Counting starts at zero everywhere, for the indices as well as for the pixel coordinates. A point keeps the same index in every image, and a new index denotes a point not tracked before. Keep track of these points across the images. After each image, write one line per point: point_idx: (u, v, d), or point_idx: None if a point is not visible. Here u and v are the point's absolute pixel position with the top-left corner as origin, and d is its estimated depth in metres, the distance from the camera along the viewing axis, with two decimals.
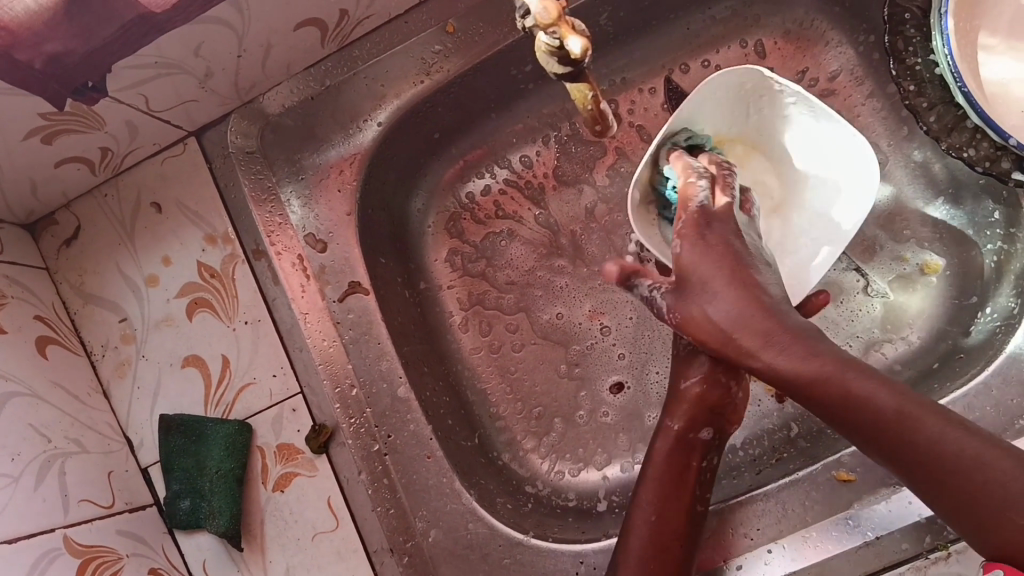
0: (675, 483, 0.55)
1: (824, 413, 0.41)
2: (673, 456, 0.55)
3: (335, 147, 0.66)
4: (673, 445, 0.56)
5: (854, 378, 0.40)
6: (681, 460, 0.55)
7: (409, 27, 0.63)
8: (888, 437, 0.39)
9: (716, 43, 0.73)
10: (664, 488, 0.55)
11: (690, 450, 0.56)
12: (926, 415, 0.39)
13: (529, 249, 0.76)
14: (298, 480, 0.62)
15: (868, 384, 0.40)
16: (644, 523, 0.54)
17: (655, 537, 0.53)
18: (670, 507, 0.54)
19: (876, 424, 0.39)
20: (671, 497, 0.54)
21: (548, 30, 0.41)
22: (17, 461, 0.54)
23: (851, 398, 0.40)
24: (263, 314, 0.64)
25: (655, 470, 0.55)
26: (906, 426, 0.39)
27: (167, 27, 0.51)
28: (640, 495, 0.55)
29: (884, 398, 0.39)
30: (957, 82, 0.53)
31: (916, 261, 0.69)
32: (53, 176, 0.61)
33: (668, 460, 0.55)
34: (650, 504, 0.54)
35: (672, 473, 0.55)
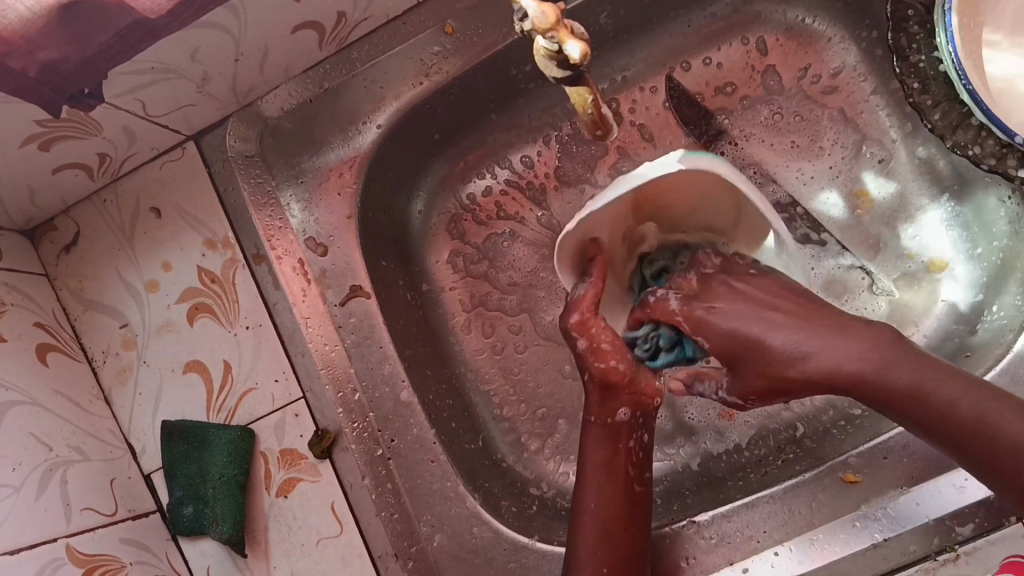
0: (609, 474, 0.56)
1: (950, 428, 0.44)
2: (604, 443, 0.57)
3: (335, 150, 0.65)
4: (602, 432, 0.57)
5: (933, 388, 0.45)
6: (614, 444, 0.57)
7: (408, 28, 0.63)
8: (970, 439, 0.44)
9: (717, 40, 0.72)
10: (606, 481, 0.56)
11: (618, 432, 0.57)
12: (994, 410, 0.43)
13: (532, 249, 0.75)
14: (301, 486, 0.62)
15: (952, 392, 0.44)
16: (590, 520, 0.56)
17: (601, 531, 0.55)
18: (611, 499, 0.56)
19: (959, 428, 0.44)
20: (609, 487, 0.56)
21: (547, 34, 0.40)
22: (19, 471, 0.54)
23: (931, 406, 0.45)
24: (264, 319, 0.63)
25: (592, 465, 0.57)
26: (981, 424, 0.43)
27: (162, 32, 0.50)
28: (582, 492, 0.57)
29: (960, 402, 0.44)
30: (962, 79, 0.53)
31: (922, 258, 0.69)
32: (51, 183, 0.61)
33: (604, 450, 0.57)
34: (593, 500, 0.56)
35: (608, 464, 0.57)
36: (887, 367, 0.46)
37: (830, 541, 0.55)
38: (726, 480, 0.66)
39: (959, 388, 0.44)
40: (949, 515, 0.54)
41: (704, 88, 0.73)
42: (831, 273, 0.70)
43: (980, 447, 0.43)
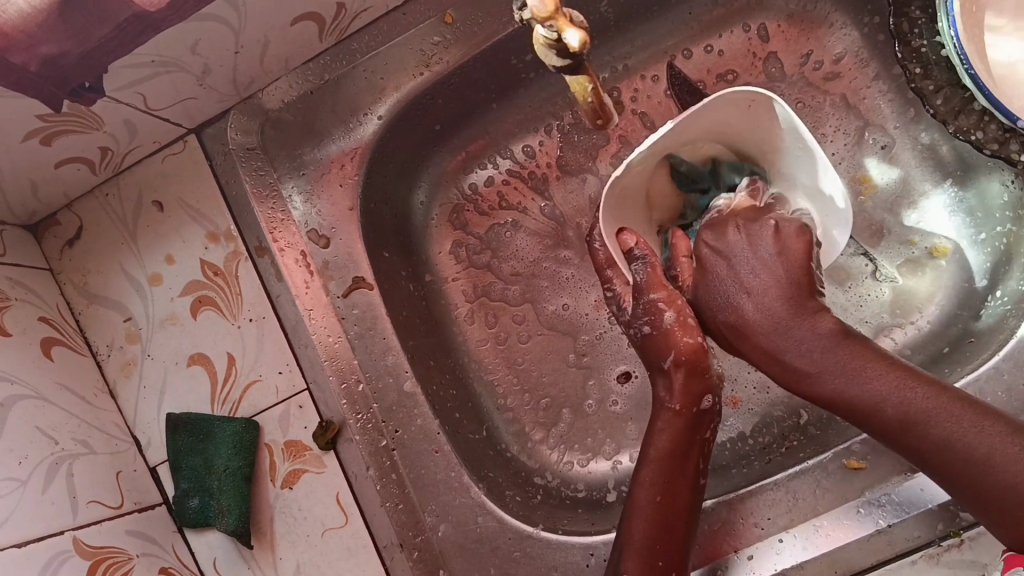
0: (677, 463, 0.52)
1: (884, 427, 0.44)
2: (678, 432, 0.53)
3: (336, 142, 0.65)
4: (679, 420, 0.53)
5: (863, 386, 0.44)
6: (687, 435, 0.53)
7: (408, 18, 0.63)
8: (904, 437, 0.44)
9: (718, 28, 0.72)
10: (671, 467, 0.52)
11: (695, 423, 0.53)
12: (921, 410, 0.43)
13: (534, 239, 0.75)
14: (306, 477, 0.62)
15: (883, 388, 0.44)
16: (647, 504, 0.51)
17: (659, 518, 0.51)
18: (676, 488, 0.52)
19: (892, 426, 0.44)
20: (676, 477, 0.52)
21: (546, 23, 0.40)
22: (25, 465, 0.54)
23: (864, 409, 0.44)
24: (267, 311, 0.63)
25: (659, 452, 0.52)
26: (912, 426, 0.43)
27: (162, 25, 0.50)
28: (643, 476, 0.52)
29: (887, 405, 0.44)
30: (963, 64, 0.52)
31: (925, 244, 0.69)
32: (53, 177, 0.61)
33: (674, 438, 0.52)
34: (656, 485, 0.52)
35: (678, 453, 0.52)
36: (818, 371, 0.46)
37: (835, 527, 0.55)
38: (731, 468, 0.66)
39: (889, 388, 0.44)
40: (953, 500, 0.54)
41: (706, 76, 0.73)
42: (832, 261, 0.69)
43: (914, 445, 0.43)
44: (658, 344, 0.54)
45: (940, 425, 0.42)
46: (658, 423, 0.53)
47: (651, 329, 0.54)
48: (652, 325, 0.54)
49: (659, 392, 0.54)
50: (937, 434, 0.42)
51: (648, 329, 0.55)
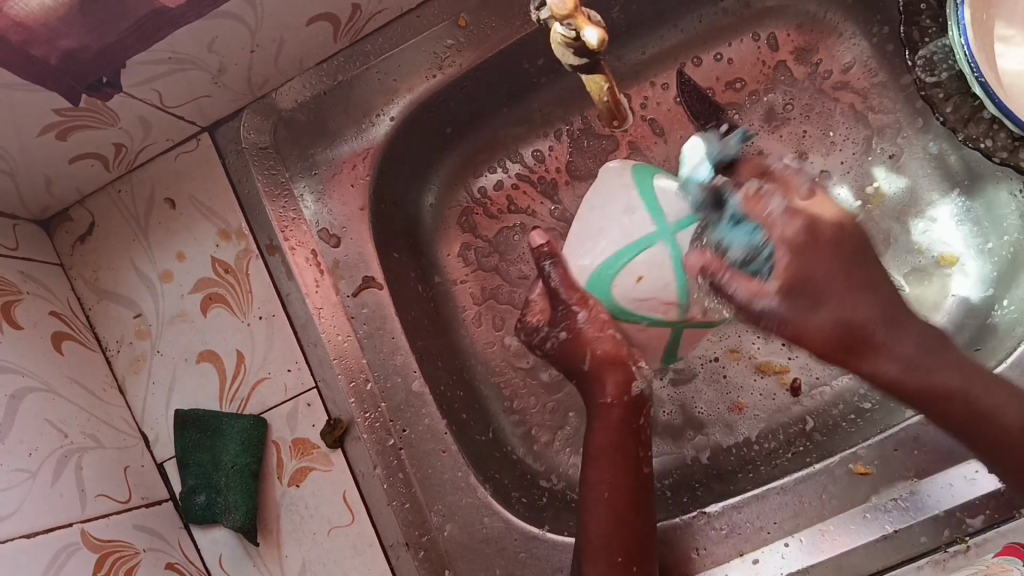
0: (618, 459, 0.56)
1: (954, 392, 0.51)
2: (616, 426, 0.57)
3: (348, 142, 0.66)
4: (615, 412, 0.57)
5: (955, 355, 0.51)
6: (623, 427, 0.57)
7: (421, 21, 0.63)
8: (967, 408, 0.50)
9: (728, 36, 0.73)
10: (616, 462, 0.56)
11: (629, 412, 0.57)
12: (996, 392, 0.50)
13: (543, 243, 0.76)
14: (313, 475, 0.62)
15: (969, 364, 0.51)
16: (599, 501, 0.55)
17: (613, 515, 0.54)
18: (620, 483, 0.55)
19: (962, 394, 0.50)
20: (619, 472, 0.56)
21: (565, 21, 0.40)
22: (34, 456, 0.54)
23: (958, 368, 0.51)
24: (277, 310, 0.64)
25: (599, 448, 0.56)
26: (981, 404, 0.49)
27: (181, 22, 0.51)
28: (589, 475, 0.56)
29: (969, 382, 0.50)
30: (974, 73, 0.53)
31: (932, 253, 0.69)
32: (68, 172, 0.62)
33: (614, 433, 0.57)
34: (602, 483, 0.55)
35: (616, 446, 0.56)
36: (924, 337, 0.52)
37: (840, 530, 0.55)
38: (736, 473, 0.66)
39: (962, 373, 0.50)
40: (960, 506, 0.54)
41: (715, 83, 0.73)
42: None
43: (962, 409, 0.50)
44: (573, 352, 0.59)
45: (996, 400, 0.49)
46: (595, 422, 0.58)
47: (568, 331, 0.58)
48: (568, 330, 0.58)
49: (587, 393, 0.59)
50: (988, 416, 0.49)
51: (565, 332, 0.59)
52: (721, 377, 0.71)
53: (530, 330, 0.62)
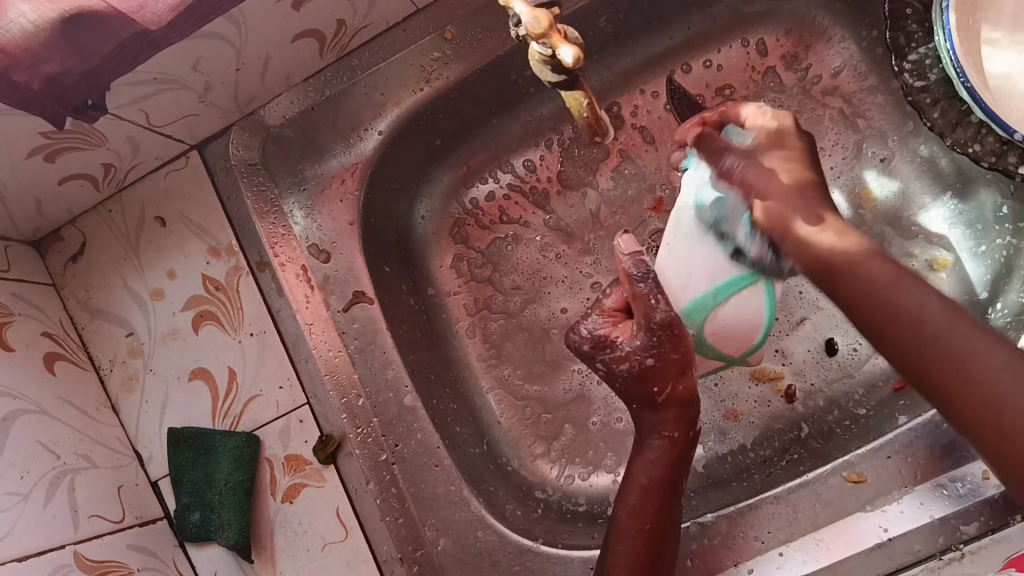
0: (664, 493, 0.53)
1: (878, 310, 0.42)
2: (672, 461, 0.53)
3: (336, 157, 0.66)
4: (676, 449, 0.53)
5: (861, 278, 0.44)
6: (677, 463, 0.53)
7: (407, 35, 0.63)
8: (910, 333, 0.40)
9: (716, 42, 0.72)
10: (657, 493, 0.53)
11: (686, 447, 0.53)
12: (967, 328, 0.38)
13: (536, 253, 0.75)
14: (306, 491, 0.62)
15: (887, 289, 0.42)
16: (632, 528, 0.52)
17: (646, 548, 0.52)
18: (659, 515, 0.52)
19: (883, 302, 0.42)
20: (661, 507, 0.53)
21: (540, 40, 0.39)
22: (27, 479, 0.55)
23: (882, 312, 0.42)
24: (268, 326, 0.64)
25: (648, 479, 0.53)
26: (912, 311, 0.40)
27: (162, 43, 0.51)
28: (627, 500, 0.53)
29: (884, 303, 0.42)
30: (959, 77, 0.53)
31: (925, 258, 0.68)
32: (58, 193, 0.62)
33: (667, 468, 0.53)
34: (643, 513, 0.52)
35: (665, 481, 0.53)
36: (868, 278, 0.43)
37: (835, 540, 0.55)
38: (732, 481, 0.66)
39: (924, 291, 0.41)
40: (954, 514, 0.53)
41: (705, 90, 0.73)
42: (790, 296, 0.71)
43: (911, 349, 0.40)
44: (655, 378, 0.52)
45: (963, 344, 0.37)
46: (650, 452, 0.53)
47: (654, 362, 0.51)
48: (657, 358, 0.51)
49: (645, 420, 0.54)
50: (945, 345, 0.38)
51: (652, 360, 0.51)
52: (717, 387, 0.71)
53: (601, 344, 0.53)
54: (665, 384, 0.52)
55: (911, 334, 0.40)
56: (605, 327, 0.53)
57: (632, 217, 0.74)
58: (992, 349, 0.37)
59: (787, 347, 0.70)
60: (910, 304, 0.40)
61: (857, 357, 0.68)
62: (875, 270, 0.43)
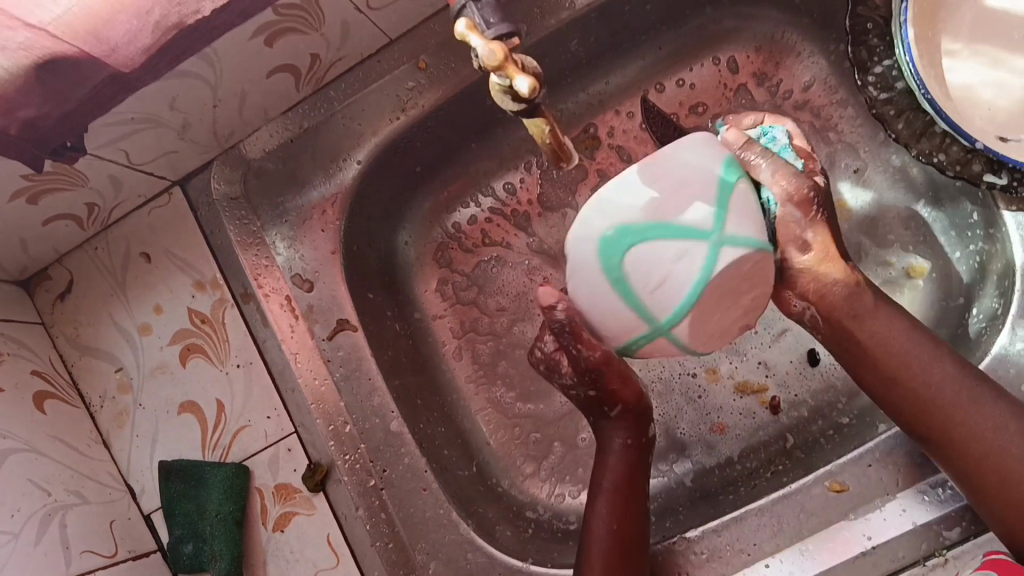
0: (630, 494, 0.55)
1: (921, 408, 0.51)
2: (630, 467, 0.56)
3: (317, 188, 0.67)
4: (632, 454, 0.56)
5: (932, 371, 0.51)
6: (636, 468, 0.56)
7: (383, 65, 0.64)
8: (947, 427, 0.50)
9: (688, 61, 0.74)
10: (625, 494, 0.55)
11: (642, 454, 0.57)
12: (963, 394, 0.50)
13: (519, 274, 0.76)
14: (297, 519, 0.63)
15: (933, 374, 0.51)
16: (603, 531, 0.54)
17: (620, 547, 0.53)
18: (629, 513, 0.54)
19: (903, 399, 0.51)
20: (630, 508, 0.55)
21: (497, 71, 0.41)
22: (17, 517, 0.55)
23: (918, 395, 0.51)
24: (254, 356, 0.65)
25: (614, 483, 0.55)
26: (940, 391, 0.50)
27: (137, 85, 0.52)
28: (598, 506, 0.55)
29: (938, 390, 0.50)
30: (922, 90, 0.53)
31: (902, 265, 0.70)
32: (43, 234, 0.63)
33: (628, 472, 0.56)
34: (610, 513, 0.54)
35: (628, 484, 0.55)
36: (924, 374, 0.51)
37: (820, 549, 0.55)
38: (719, 495, 0.67)
39: (938, 361, 0.51)
40: (937, 519, 0.54)
41: (679, 108, 0.75)
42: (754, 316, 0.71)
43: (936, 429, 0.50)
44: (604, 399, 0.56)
45: (971, 403, 0.50)
46: (609, 458, 0.56)
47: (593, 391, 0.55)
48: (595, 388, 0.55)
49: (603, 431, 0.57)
50: (958, 419, 0.50)
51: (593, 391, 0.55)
52: (701, 398, 0.72)
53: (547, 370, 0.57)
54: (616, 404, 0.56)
55: (945, 416, 0.50)
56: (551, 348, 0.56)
57: None
58: (1000, 416, 0.49)
59: (770, 359, 0.71)
60: (934, 381, 0.50)
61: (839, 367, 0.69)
62: (896, 361, 0.51)
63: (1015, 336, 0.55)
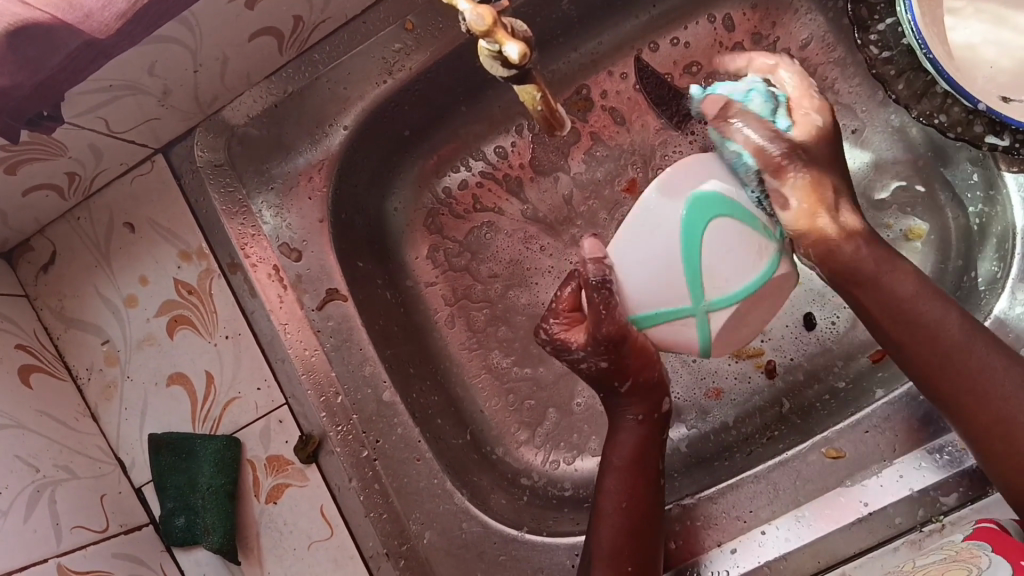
0: (639, 470, 0.55)
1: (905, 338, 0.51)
2: (641, 442, 0.56)
3: (302, 154, 0.65)
4: (644, 430, 0.56)
5: (921, 305, 0.50)
6: (649, 445, 0.56)
7: (368, 27, 0.62)
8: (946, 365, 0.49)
9: (682, 19, 0.72)
10: (637, 470, 0.55)
11: (654, 430, 0.56)
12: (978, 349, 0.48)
13: (512, 239, 0.75)
14: (289, 491, 0.62)
15: (934, 310, 0.50)
16: (612, 506, 0.54)
17: (630, 522, 0.53)
18: (640, 489, 0.54)
19: (909, 333, 0.51)
20: (639, 484, 0.55)
21: (486, 36, 0.39)
22: (5, 495, 0.55)
23: (904, 319, 0.51)
24: (242, 328, 0.64)
25: (624, 461, 0.55)
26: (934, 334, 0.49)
27: (113, 51, 0.50)
28: (609, 484, 0.55)
29: (930, 324, 0.50)
30: (923, 48, 0.52)
31: (900, 228, 0.69)
32: (23, 204, 0.61)
33: (639, 449, 0.55)
34: (620, 491, 0.54)
35: (639, 460, 0.55)
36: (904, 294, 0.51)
37: (817, 517, 0.55)
38: (714, 460, 0.66)
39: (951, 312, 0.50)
40: (933, 486, 0.54)
41: (673, 68, 0.73)
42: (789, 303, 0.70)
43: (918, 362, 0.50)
44: (612, 377, 0.54)
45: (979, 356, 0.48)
46: (621, 435, 0.56)
47: (602, 367, 0.54)
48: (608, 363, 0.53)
49: (614, 405, 0.57)
50: (961, 362, 0.48)
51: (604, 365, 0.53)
52: (698, 364, 0.71)
53: (558, 346, 0.55)
54: (626, 378, 0.54)
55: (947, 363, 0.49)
56: (560, 330, 0.55)
57: (605, 202, 0.74)
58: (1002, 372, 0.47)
59: (765, 322, 0.70)
60: (937, 326, 0.50)
61: (835, 330, 0.68)
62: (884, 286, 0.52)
63: (1014, 301, 0.55)
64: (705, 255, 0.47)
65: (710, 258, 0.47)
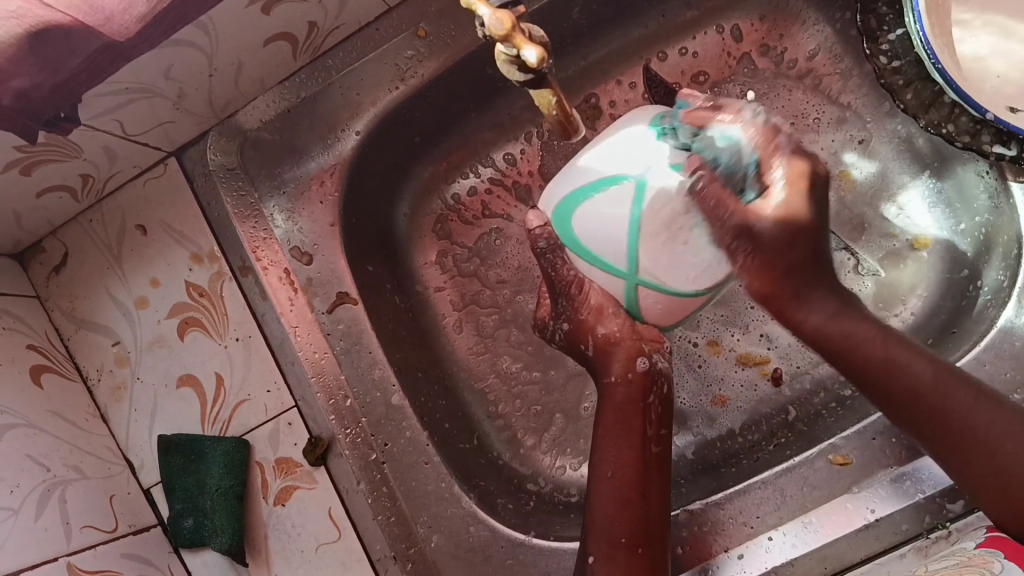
0: (624, 435, 0.54)
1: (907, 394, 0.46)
2: (622, 402, 0.55)
3: (314, 159, 0.65)
4: (622, 388, 0.55)
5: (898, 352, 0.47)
6: (631, 403, 0.55)
7: (381, 34, 0.63)
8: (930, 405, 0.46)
9: (690, 30, 0.73)
10: (622, 436, 0.54)
11: (638, 387, 0.55)
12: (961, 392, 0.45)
13: (521, 245, 0.76)
14: (297, 493, 0.63)
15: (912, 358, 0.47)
16: (602, 480, 0.53)
17: (619, 497, 0.52)
18: (626, 460, 0.53)
19: (917, 391, 0.46)
20: (625, 450, 0.53)
21: (504, 42, 0.40)
22: (17, 493, 0.55)
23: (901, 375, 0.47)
24: (253, 330, 0.64)
25: (610, 425, 0.55)
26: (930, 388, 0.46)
27: (132, 53, 0.50)
28: (597, 453, 0.55)
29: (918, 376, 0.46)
30: (931, 59, 0.52)
31: (906, 237, 0.69)
32: (37, 206, 0.61)
33: (622, 411, 0.55)
34: (607, 459, 0.54)
35: (624, 423, 0.54)
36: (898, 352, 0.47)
37: (823, 523, 0.55)
38: (721, 467, 0.67)
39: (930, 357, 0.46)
40: (940, 493, 0.54)
41: (681, 78, 0.74)
42: None
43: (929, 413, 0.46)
44: (579, 337, 0.58)
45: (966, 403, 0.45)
46: (613, 396, 0.56)
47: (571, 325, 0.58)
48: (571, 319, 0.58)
49: (599, 372, 0.58)
50: (947, 408, 0.45)
51: (569, 323, 0.59)
52: (703, 368, 0.71)
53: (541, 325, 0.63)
54: (588, 338, 0.58)
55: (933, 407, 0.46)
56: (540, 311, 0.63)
57: None
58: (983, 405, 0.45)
59: (772, 330, 0.71)
60: (926, 377, 0.46)
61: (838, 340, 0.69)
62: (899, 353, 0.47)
63: (1021, 309, 0.55)
64: (603, 236, 0.51)
65: (598, 248, 0.51)
